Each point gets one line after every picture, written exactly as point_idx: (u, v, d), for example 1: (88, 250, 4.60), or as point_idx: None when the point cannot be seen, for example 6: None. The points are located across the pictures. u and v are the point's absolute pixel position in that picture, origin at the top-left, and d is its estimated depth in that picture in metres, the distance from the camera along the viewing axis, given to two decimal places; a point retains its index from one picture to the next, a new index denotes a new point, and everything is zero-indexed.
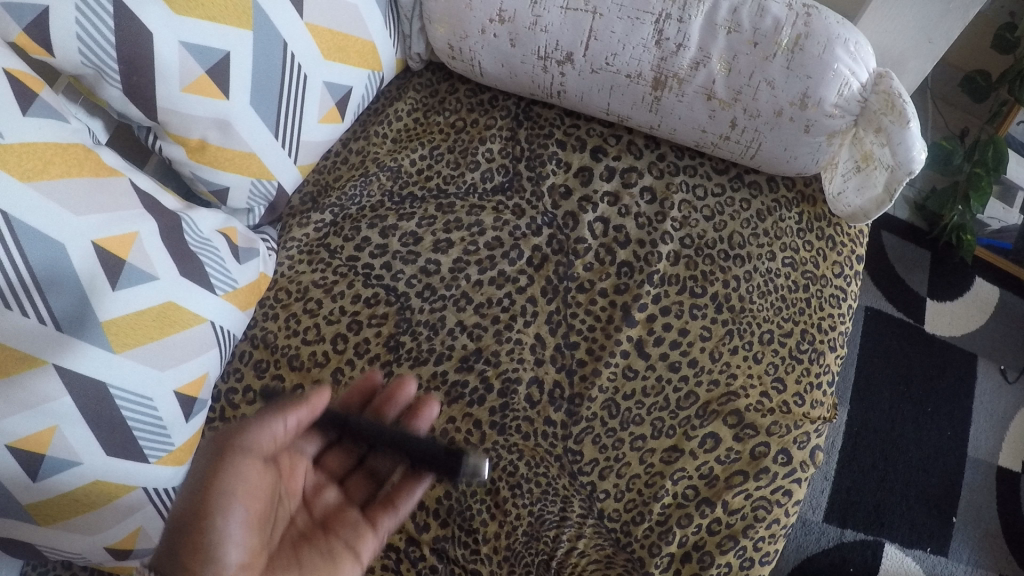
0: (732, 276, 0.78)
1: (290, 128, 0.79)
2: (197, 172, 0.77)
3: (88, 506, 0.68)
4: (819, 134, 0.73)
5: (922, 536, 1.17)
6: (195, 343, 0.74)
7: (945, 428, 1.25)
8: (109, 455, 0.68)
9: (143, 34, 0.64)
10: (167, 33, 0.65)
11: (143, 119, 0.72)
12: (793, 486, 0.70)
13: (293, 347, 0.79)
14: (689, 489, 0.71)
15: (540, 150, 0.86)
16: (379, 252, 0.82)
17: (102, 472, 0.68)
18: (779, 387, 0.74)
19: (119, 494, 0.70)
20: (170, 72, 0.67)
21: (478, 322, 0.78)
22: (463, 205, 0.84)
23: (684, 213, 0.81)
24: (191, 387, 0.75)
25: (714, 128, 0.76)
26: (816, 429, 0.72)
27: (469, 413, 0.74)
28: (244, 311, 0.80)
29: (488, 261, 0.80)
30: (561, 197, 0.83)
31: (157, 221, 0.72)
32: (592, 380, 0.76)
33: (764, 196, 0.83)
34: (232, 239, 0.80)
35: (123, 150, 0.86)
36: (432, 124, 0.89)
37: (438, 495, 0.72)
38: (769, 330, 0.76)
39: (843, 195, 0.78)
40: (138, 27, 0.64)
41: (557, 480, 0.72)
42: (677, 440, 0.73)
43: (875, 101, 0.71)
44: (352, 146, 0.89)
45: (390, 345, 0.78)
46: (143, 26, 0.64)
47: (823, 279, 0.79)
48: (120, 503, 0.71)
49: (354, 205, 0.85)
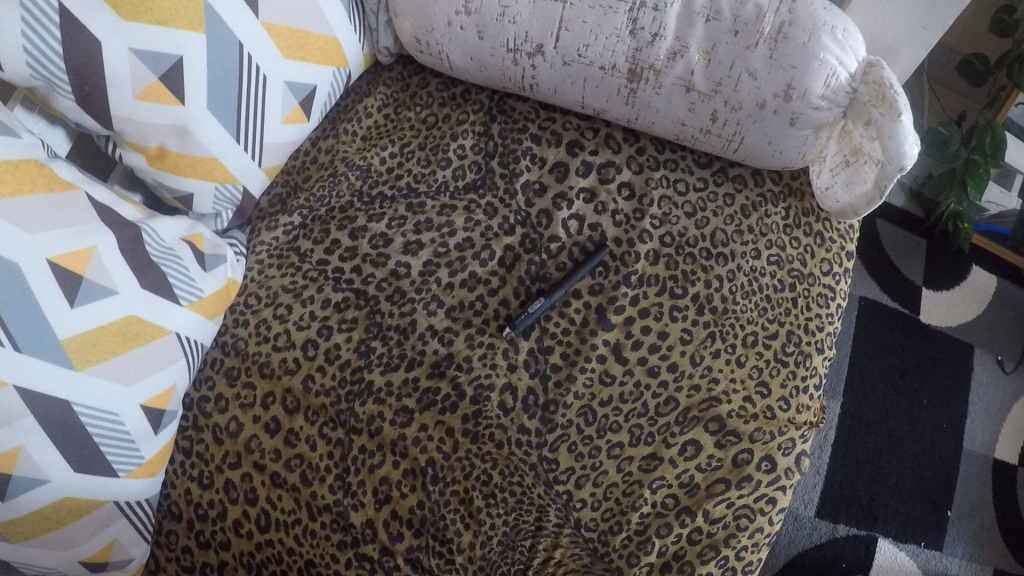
0: (715, 276, 0.75)
1: (252, 131, 0.76)
2: (160, 179, 0.76)
3: (59, 523, 0.67)
4: (805, 127, 0.70)
5: (915, 531, 1.14)
6: (161, 356, 0.72)
7: (940, 420, 1.22)
8: (77, 473, 0.66)
9: (91, 44, 0.63)
10: (116, 41, 0.64)
11: (100, 129, 0.71)
12: (778, 494, 0.68)
13: (264, 355, 0.77)
14: (669, 498, 0.68)
15: (514, 145, 0.82)
16: (349, 255, 0.80)
17: (72, 488, 0.66)
18: (764, 392, 0.72)
19: (90, 509, 0.69)
20: (121, 81, 0.66)
21: (449, 327, 0.76)
22: (434, 205, 0.81)
23: (664, 209, 0.78)
24: (159, 401, 0.72)
25: (694, 121, 0.73)
26: (802, 435, 0.70)
27: (442, 421, 0.72)
28: (212, 320, 0.77)
29: (458, 263, 0.78)
30: (535, 195, 0.80)
31: (117, 234, 0.70)
32: (567, 386, 0.73)
33: (749, 190, 0.79)
34: (198, 246, 0.77)
35: (85, 160, 0.85)
36: (403, 121, 0.86)
37: (411, 505, 0.70)
38: (753, 332, 0.74)
39: (832, 190, 0.75)
40: (85, 36, 0.63)
41: (532, 490, 0.69)
42: (656, 447, 0.70)
43: (865, 93, 0.68)
44: (322, 144, 0.86)
45: (361, 351, 0.76)
46: (90, 35, 0.63)
47: (811, 277, 0.77)
48: (91, 519, 0.69)
49: (323, 207, 0.83)
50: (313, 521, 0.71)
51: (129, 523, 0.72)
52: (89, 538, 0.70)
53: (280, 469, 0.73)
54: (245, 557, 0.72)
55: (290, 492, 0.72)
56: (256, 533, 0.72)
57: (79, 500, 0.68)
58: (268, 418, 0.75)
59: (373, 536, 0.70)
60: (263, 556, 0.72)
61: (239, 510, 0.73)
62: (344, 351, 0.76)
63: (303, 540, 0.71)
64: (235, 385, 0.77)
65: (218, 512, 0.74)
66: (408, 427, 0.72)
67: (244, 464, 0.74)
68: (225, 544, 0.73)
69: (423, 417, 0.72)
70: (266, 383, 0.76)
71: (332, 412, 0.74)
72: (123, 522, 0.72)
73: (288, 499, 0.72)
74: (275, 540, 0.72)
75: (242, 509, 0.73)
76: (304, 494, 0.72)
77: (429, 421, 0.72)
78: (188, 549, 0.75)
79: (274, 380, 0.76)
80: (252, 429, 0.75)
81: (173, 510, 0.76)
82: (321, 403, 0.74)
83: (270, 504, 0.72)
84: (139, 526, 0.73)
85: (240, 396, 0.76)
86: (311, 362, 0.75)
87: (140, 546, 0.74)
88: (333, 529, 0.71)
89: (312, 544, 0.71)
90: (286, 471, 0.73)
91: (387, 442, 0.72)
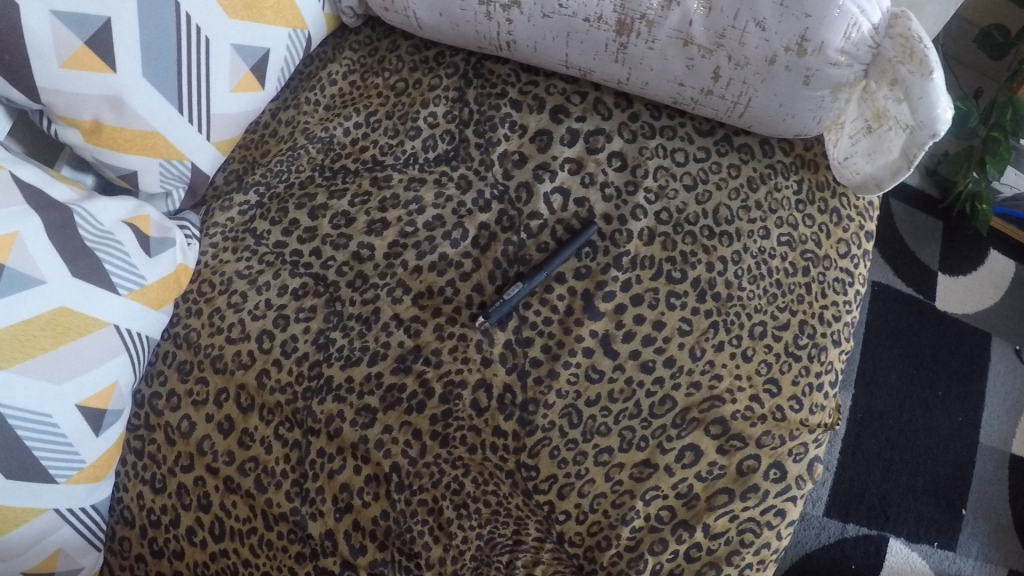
0: (718, 258, 0.67)
1: (196, 100, 0.69)
2: (99, 157, 0.69)
3: None
4: (822, 86, 0.61)
5: (928, 530, 1.06)
6: (98, 350, 0.64)
7: (956, 414, 1.14)
8: (9, 480, 0.59)
9: (9, 8, 0.58)
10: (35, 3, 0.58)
11: (28, 103, 0.65)
12: (788, 506, 0.60)
13: (217, 347, 0.69)
14: (664, 510, 0.60)
15: (491, 112, 0.73)
16: (308, 236, 0.72)
17: (4, 497, 0.59)
18: (773, 390, 0.63)
19: (27, 519, 0.61)
20: (44, 47, 0.60)
21: (417, 317, 0.68)
22: (401, 178, 0.72)
23: (661, 180, 0.70)
24: (98, 400, 0.64)
25: (693, 81, 0.65)
26: (816, 440, 0.62)
27: (408, 422, 0.64)
28: (159, 310, 0.69)
29: (427, 243, 0.70)
30: (514, 166, 0.71)
31: (45, 217, 0.61)
32: (549, 383, 0.65)
33: (757, 161, 0.70)
34: (142, 229, 0.69)
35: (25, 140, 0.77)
36: (370, 88, 0.78)
37: (374, 515, 0.63)
38: (761, 322, 0.65)
39: (851, 160, 0.67)
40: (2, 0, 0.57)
41: (509, 500, 0.63)
42: (649, 453, 0.62)
43: (891, 47, 0.60)
44: (282, 116, 0.78)
45: (320, 343, 0.68)
46: None
47: (827, 260, 0.68)
48: (29, 529, 0.62)
49: (281, 182, 0.75)
50: (269, 531, 0.64)
51: (73, 532, 0.65)
52: (29, 550, 0.62)
53: (233, 473, 0.66)
54: (199, 567, 0.66)
55: (244, 498, 0.65)
56: (210, 542, 0.65)
57: (14, 510, 0.60)
58: (221, 418, 0.67)
59: (333, 548, 0.63)
60: (217, 567, 0.65)
61: (192, 517, 0.66)
62: (302, 344, 0.68)
63: (259, 551, 0.64)
64: (188, 381, 0.69)
65: (170, 518, 0.67)
66: (370, 429, 0.64)
67: (197, 467, 0.67)
68: (178, 553, 0.66)
69: (386, 417, 0.65)
70: (219, 378, 0.68)
71: (289, 411, 0.66)
72: (66, 529, 0.65)
73: (243, 506, 0.65)
74: (229, 550, 0.65)
75: (195, 516, 0.66)
76: (258, 501, 0.65)
77: (394, 422, 0.65)
78: (141, 558, 0.68)
79: (227, 376, 0.68)
80: (204, 429, 0.67)
81: (125, 515, 0.68)
82: (276, 401, 0.67)
83: (224, 511, 0.66)
84: (86, 532, 0.67)
85: (193, 393, 0.68)
86: (266, 356, 0.68)
87: (90, 555, 0.67)
88: (290, 540, 0.64)
89: (269, 555, 0.64)
90: (240, 475, 0.66)
91: (348, 445, 0.65)
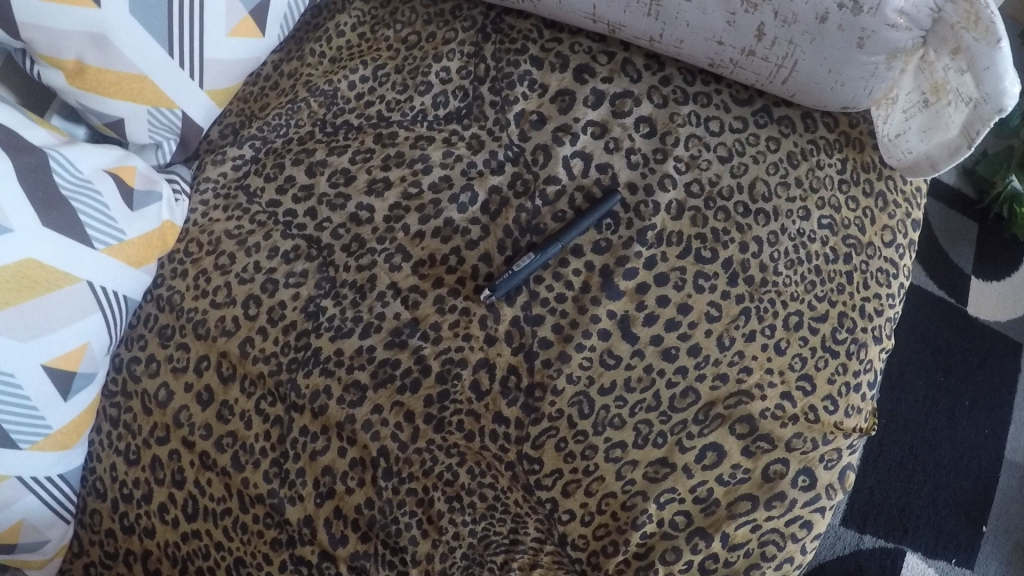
0: (752, 238, 0.61)
1: (188, 43, 0.63)
2: (84, 102, 0.64)
3: None
4: (877, 50, 0.55)
5: (948, 546, 1.00)
6: (70, 308, 0.58)
7: (982, 426, 1.07)
8: None
9: None
10: None
11: (7, 39, 0.60)
12: (816, 517, 0.54)
13: (200, 312, 0.63)
14: (680, 516, 0.54)
15: (510, 69, 0.67)
16: (303, 195, 0.66)
17: None
18: (806, 388, 0.57)
19: None
20: None
21: (416, 287, 0.62)
22: (407, 136, 0.67)
23: (693, 150, 0.63)
24: (67, 361, 0.59)
25: (734, 39, 0.59)
26: (850, 446, 0.56)
27: (400, 403, 0.59)
28: (140, 269, 0.63)
29: (432, 207, 0.64)
30: (532, 127, 0.65)
31: (15, 160, 0.56)
32: (559, 367, 0.59)
33: (798, 135, 0.64)
34: (127, 180, 0.63)
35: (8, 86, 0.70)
36: (379, 40, 0.71)
37: (358, 503, 0.58)
38: (797, 312, 0.59)
39: (902, 138, 0.60)
40: None
41: (507, 495, 0.57)
42: (667, 451, 0.56)
43: (954, 12, 0.53)
44: (284, 68, 0.73)
45: (309, 311, 0.62)
46: None
47: (870, 248, 0.62)
48: None
49: (279, 137, 0.69)
50: (244, 513, 0.59)
51: (37, 503, 0.59)
52: None
53: (210, 448, 0.61)
54: (169, 548, 0.61)
55: (220, 476, 0.60)
56: (182, 522, 0.61)
57: None
58: (200, 387, 0.62)
59: (311, 537, 0.58)
60: (189, 548, 0.60)
61: (165, 493, 0.61)
62: (290, 312, 0.62)
63: (233, 534, 0.59)
64: (168, 346, 0.64)
65: (143, 493, 0.62)
66: (358, 408, 0.59)
67: (173, 439, 0.62)
68: (149, 531, 0.61)
69: (377, 396, 0.59)
70: (200, 345, 0.63)
71: (271, 384, 0.61)
72: (30, 499, 0.59)
73: (218, 485, 0.60)
74: (202, 531, 0.60)
75: (168, 492, 0.61)
76: (235, 481, 0.60)
77: (385, 402, 0.59)
78: (111, 533, 0.63)
79: (209, 342, 0.63)
80: (182, 399, 0.62)
81: (97, 486, 0.63)
82: (259, 371, 0.61)
83: (198, 489, 0.61)
84: (54, 503, 0.61)
85: (173, 359, 0.63)
86: (252, 323, 0.62)
87: (58, 527, 0.62)
88: (266, 524, 0.59)
89: (243, 540, 0.59)
90: (216, 451, 0.60)
91: (333, 424, 0.59)
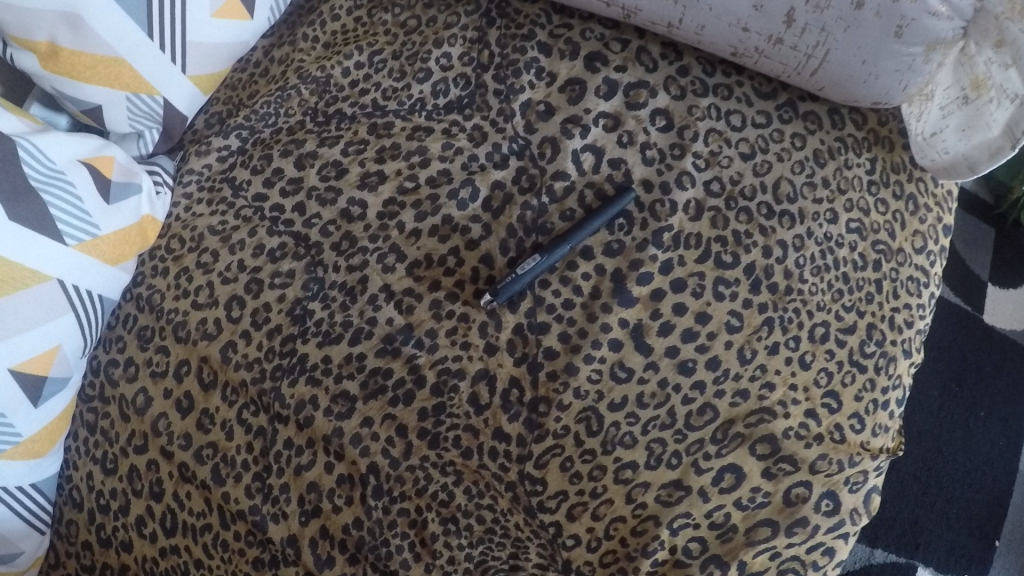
0: (776, 242, 0.57)
1: (171, 24, 0.59)
2: (59, 87, 0.59)
3: None
4: (916, 39, 0.51)
5: (960, 561, 0.95)
6: (38, 308, 0.54)
7: (998, 437, 1.01)
8: None
9: None
10: None
11: None
12: (840, 544, 0.50)
13: (181, 313, 0.59)
14: (694, 543, 0.50)
15: (515, 56, 0.63)
16: (292, 189, 0.62)
17: None
18: (832, 406, 0.53)
19: None
20: None
21: (411, 290, 0.58)
22: (404, 126, 0.63)
23: (713, 146, 0.59)
24: (36, 364, 0.55)
25: (760, 24, 0.54)
26: (878, 467, 0.52)
27: (392, 416, 0.55)
28: (117, 266, 0.59)
29: (429, 204, 0.59)
30: (538, 118, 0.61)
31: None
32: (565, 381, 0.54)
33: (825, 132, 0.60)
34: (104, 172, 0.59)
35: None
36: (376, 24, 0.67)
37: (345, 523, 0.53)
38: (823, 322, 0.55)
39: (938, 136, 0.56)
40: None
41: (507, 518, 0.53)
42: (681, 473, 0.52)
43: (999, 3, 0.50)
44: (275, 54, 0.68)
45: (296, 314, 0.58)
46: None
47: (901, 255, 0.58)
48: None
49: (267, 127, 0.65)
50: (225, 530, 0.55)
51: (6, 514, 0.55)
52: None
53: (189, 459, 0.56)
54: (147, 563, 0.57)
55: (200, 489, 0.56)
56: (161, 536, 0.56)
57: None
58: (180, 394, 0.58)
59: (296, 557, 0.54)
60: (167, 565, 0.56)
61: (142, 506, 0.57)
62: (275, 315, 0.58)
63: (213, 551, 0.55)
64: (147, 349, 0.59)
65: (119, 505, 0.58)
66: (347, 421, 0.55)
67: (151, 449, 0.58)
68: (126, 545, 0.57)
69: (367, 408, 0.55)
70: (180, 349, 0.59)
71: (255, 392, 0.57)
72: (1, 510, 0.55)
73: (198, 499, 0.56)
74: (181, 546, 0.56)
75: (145, 504, 0.57)
76: (215, 495, 0.56)
77: (376, 415, 0.55)
78: (87, 545, 0.59)
79: (189, 346, 0.58)
80: (161, 406, 0.58)
81: (73, 496, 0.59)
82: (241, 379, 0.57)
83: (177, 502, 0.56)
84: (27, 514, 0.57)
85: (152, 363, 0.59)
86: (234, 325, 0.58)
87: (32, 538, 0.58)
88: (248, 543, 0.55)
89: (223, 558, 0.55)
90: (196, 463, 0.56)
91: (320, 437, 0.55)
